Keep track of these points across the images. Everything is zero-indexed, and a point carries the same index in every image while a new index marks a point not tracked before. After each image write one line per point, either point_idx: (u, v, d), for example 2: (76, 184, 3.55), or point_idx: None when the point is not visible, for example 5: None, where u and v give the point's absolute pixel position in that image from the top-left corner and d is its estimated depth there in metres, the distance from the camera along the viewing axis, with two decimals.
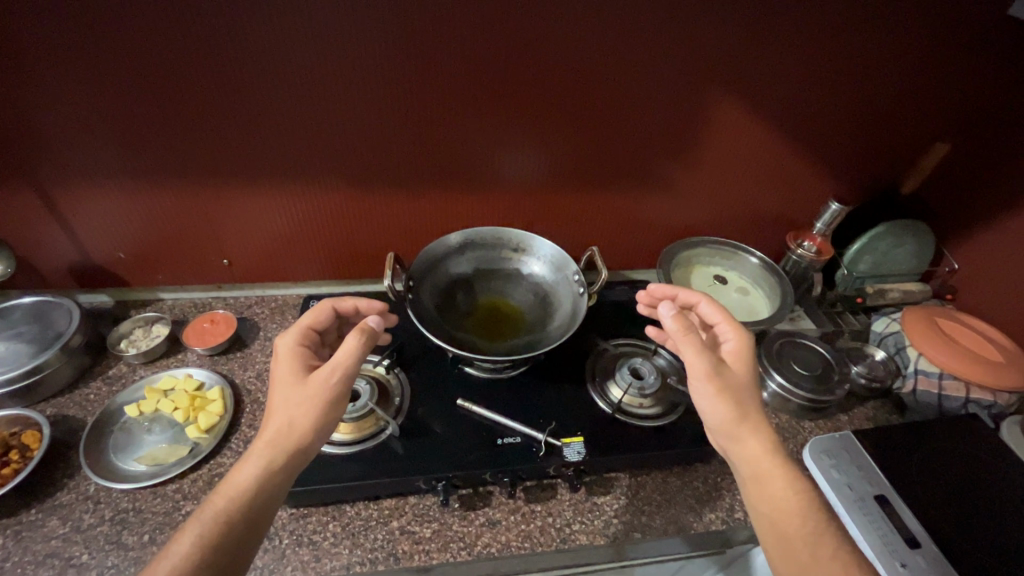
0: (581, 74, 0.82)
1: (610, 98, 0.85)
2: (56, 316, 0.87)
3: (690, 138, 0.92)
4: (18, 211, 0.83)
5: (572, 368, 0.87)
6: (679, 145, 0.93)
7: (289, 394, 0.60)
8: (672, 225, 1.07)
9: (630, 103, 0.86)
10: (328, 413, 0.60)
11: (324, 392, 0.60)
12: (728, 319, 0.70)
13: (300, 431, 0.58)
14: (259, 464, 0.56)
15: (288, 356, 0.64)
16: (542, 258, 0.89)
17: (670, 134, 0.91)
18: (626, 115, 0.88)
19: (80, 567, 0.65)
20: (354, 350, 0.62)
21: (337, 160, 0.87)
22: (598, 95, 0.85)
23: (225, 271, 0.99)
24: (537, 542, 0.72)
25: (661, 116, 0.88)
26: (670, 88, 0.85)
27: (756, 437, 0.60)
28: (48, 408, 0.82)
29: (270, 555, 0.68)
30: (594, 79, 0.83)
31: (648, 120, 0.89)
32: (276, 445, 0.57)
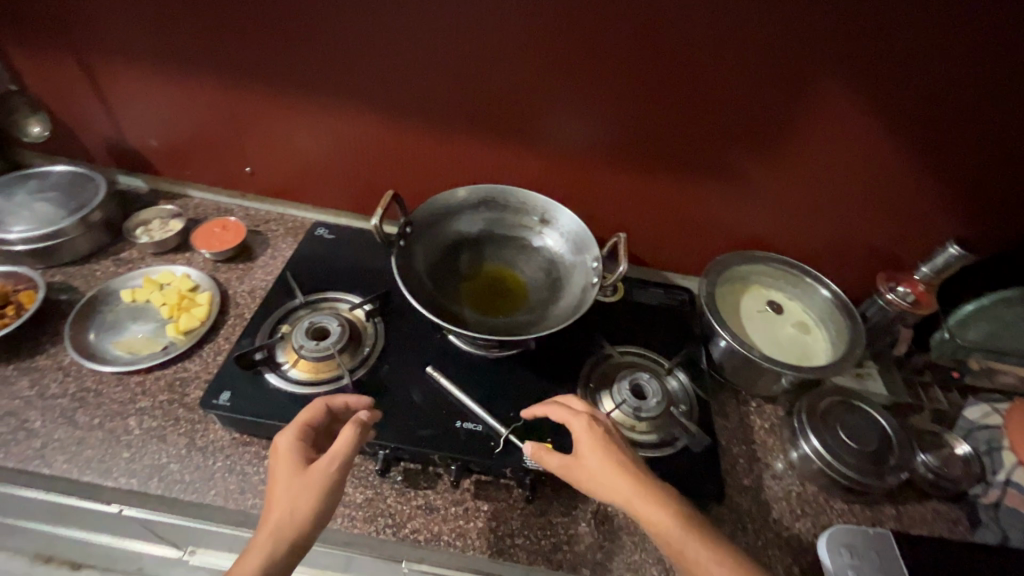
0: (654, 24, 0.68)
1: (686, 60, 0.71)
2: (85, 189, 0.88)
3: (778, 128, 0.75)
4: (64, 79, 0.84)
5: (568, 365, 0.76)
6: (761, 133, 0.76)
7: (287, 488, 0.52)
8: (737, 232, 0.89)
9: (709, 71, 0.71)
10: (330, 507, 0.53)
11: (325, 482, 0.53)
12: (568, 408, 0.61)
13: (301, 524, 0.51)
14: (258, 563, 0.48)
15: (283, 451, 0.55)
16: (565, 235, 0.77)
17: (753, 120, 0.75)
18: (700, 82, 0.73)
19: (31, 432, 0.66)
20: (356, 439, 0.55)
21: (368, 82, 0.80)
22: (671, 53, 0.70)
23: (248, 179, 0.97)
24: (471, 544, 0.64)
25: (745, 94, 0.72)
26: (762, 59, 0.69)
27: (617, 496, 0.53)
28: (57, 275, 0.84)
29: (199, 474, 0.65)
30: (667, 33, 0.69)
31: (729, 97, 0.73)
32: (278, 540, 0.50)
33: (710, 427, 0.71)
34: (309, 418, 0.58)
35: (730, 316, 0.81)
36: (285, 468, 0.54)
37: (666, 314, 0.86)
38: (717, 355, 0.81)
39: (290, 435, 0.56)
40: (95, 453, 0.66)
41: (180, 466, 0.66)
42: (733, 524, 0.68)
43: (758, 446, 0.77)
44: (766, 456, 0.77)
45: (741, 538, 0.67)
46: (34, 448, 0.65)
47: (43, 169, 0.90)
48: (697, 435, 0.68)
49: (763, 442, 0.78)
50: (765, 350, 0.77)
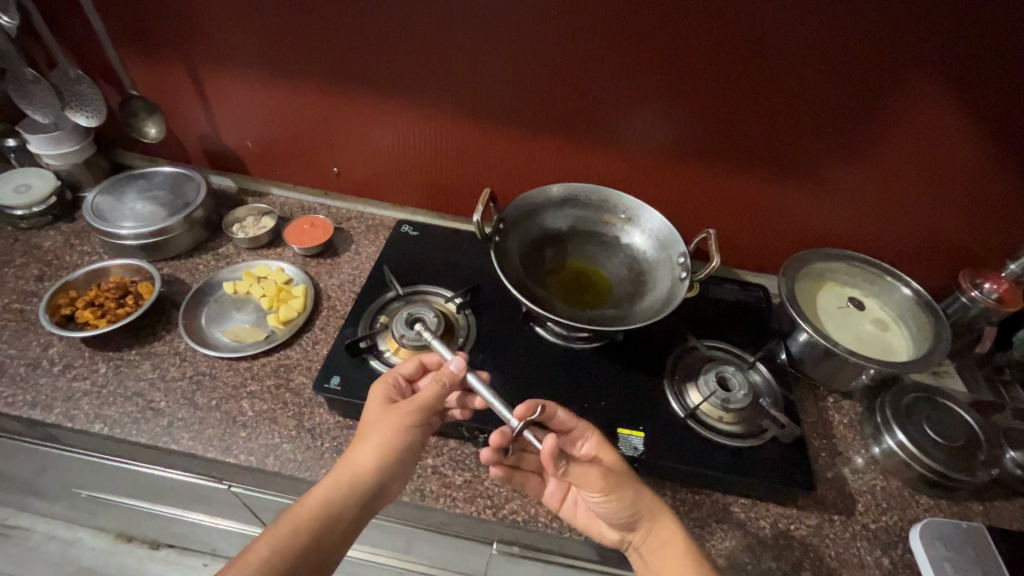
0: (746, 29, 0.70)
1: (775, 63, 0.73)
2: (187, 189, 0.94)
3: (863, 129, 0.77)
4: (172, 86, 0.90)
5: (651, 357, 0.78)
6: (842, 134, 0.78)
7: (374, 423, 0.61)
8: (811, 230, 0.90)
9: (796, 73, 0.73)
10: (402, 441, 0.60)
11: (401, 421, 0.60)
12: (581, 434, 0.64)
13: (375, 455, 0.59)
14: (331, 480, 0.57)
15: (377, 395, 0.64)
16: (648, 233, 0.80)
17: (838, 120, 0.77)
18: (785, 85, 0.75)
19: (158, 412, 0.72)
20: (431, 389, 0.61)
21: (457, 87, 0.85)
22: (759, 57, 0.73)
23: (333, 179, 1.02)
24: (567, 527, 0.67)
25: (832, 95, 0.74)
26: (852, 61, 0.70)
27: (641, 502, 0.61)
28: (165, 268, 0.91)
29: (310, 453, 0.70)
30: (758, 37, 0.71)
31: (814, 98, 0.75)
32: (359, 469, 0.58)
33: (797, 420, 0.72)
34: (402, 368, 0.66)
35: (810, 312, 0.82)
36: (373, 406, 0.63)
37: (742, 309, 0.87)
38: (796, 349, 0.81)
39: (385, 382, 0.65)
40: (216, 431, 0.71)
41: (293, 446, 0.70)
42: (819, 515, 0.70)
43: (839, 440, 0.78)
44: (848, 451, 0.77)
45: (829, 529, 0.69)
46: (161, 426, 0.71)
47: (148, 170, 0.96)
48: (786, 427, 0.70)
49: (843, 437, 0.79)
50: (847, 345, 0.78)
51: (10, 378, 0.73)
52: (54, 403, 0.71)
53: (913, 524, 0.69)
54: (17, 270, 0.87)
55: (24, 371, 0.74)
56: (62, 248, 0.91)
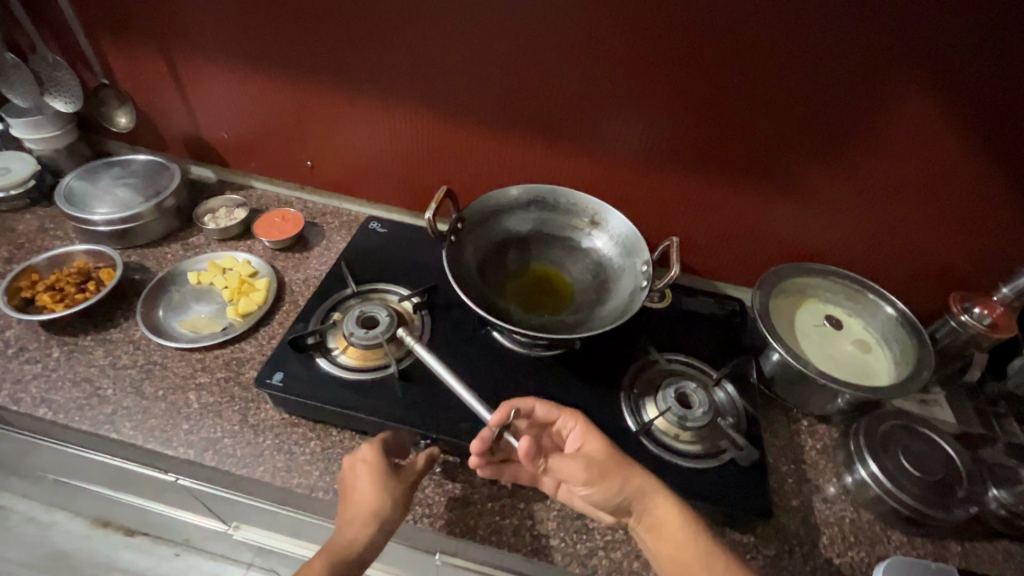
0: (720, 30, 0.67)
1: (752, 67, 0.69)
2: (160, 177, 0.94)
3: (846, 138, 0.72)
4: (149, 76, 0.91)
5: (611, 368, 0.74)
6: (824, 142, 0.74)
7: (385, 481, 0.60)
8: (793, 243, 0.86)
9: (775, 78, 0.69)
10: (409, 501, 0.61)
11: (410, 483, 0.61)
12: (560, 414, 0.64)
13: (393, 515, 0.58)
14: (365, 535, 0.56)
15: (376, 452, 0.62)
16: (615, 238, 0.77)
17: (819, 127, 0.72)
18: (762, 89, 0.71)
19: (103, 399, 0.71)
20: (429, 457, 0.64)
21: (427, 83, 0.83)
22: (735, 60, 0.69)
23: (308, 173, 1.01)
24: (506, 541, 0.63)
25: (813, 102, 0.70)
26: (833, 67, 0.66)
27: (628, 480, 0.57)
28: (133, 255, 0.90)
29: (250, 450, 0.68)
30: (733, 39, 0.67)
31: (793, 103, 0.71)
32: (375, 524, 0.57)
33: (759, 443, 0.68)
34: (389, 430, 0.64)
35: (785, 329, 0.77)
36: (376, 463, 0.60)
37: (715, 322, 0.84)
38: (768, 368, 0.78)
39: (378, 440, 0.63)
40: (158, 422, 0.70)
41: (233, 441, 0.69)
42: (778, 545, 0.65)
43: (809, 466, 0.74)
44: (817, 478, 0.73)
45: (788, 561, 0.64)
46: (104, 414, 0.70)
47: (125, 157, 0.97)
48: (745, 449, 0.66)
49: (814, 463, 0.74)
50: (821, 366, 0.74)
51: None
52: (3, 385, 0.71)
53: (880, 562, 0.64)
54: None
55: None
56: (36, 231, 0.92)
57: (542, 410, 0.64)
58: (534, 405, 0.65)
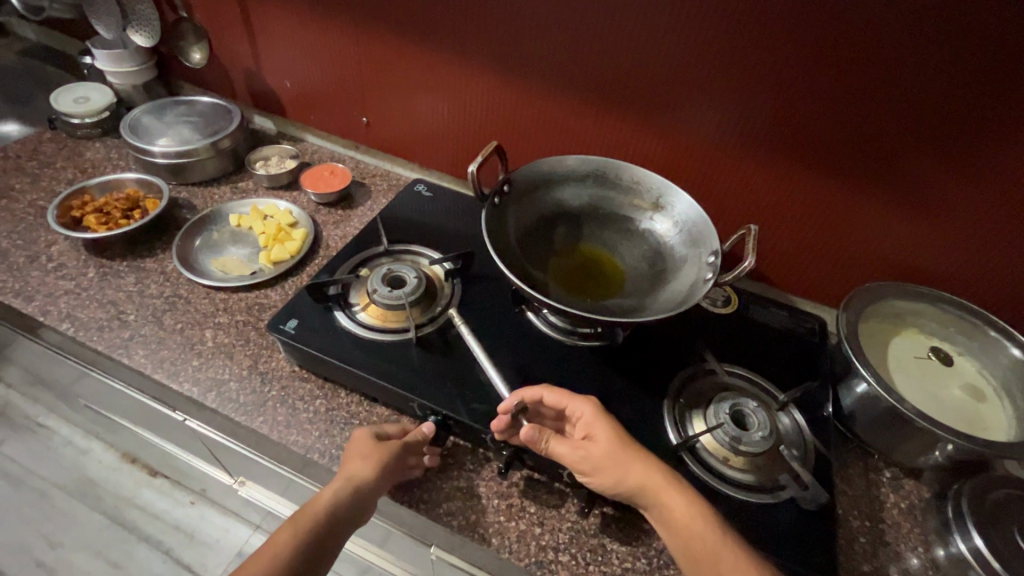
0: None
1: (872, 36, 0.57)
2: (220, 119, 0.94)
3: (981, 137, 0.58)
4: (224, 18, 0.92)
5: (657, 371, 0.64)
6: (951, 140, 0.60)
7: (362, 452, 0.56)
8: (897, 263, 0.71)
9: (900, 55, 0.57)
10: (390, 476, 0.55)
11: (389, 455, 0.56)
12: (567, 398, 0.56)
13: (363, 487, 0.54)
14: (332, 499, 0.54)
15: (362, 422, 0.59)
16: (679, 224, 0.67)
17: (946, 121, 0.59)
18: (877, 68, 0.59)
19: (124, 323, 0.70)
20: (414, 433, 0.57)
21: (489, 39, 0.76)
22: (853, 26, 0.57)
23: (363, 130, 0.97)
24: (508, 547, 0.55)
25: (948, 87, 0.57)
26: (980, 42, 0.53)
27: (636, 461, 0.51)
28: (183, 192, 0.90)
29: (253, 398, 0.64)
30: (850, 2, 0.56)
31: (916, 88, 0.58)
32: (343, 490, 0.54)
33: (828, 483, 0.56)
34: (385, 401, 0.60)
35: (875, 357, 0.64)
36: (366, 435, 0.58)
37: (787, 339, 0.71)
38: (848, 402, 0.64)
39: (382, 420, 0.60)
40: (170, 354, 0.67)
41: (239, 386, 0.65)
42: None
43: (888, 528, 0.60)
44: (898, 544, 0.59)
45: None
46: (121, 338, 0.68)
47: (192, 97, 0.97)
48: (809, 490, 0.54)
49: (895, 525, 0.60)
50: (919, 406, 0.60)
51: (9, 265, 0.75)
52: (36, 296, 0.72)
53: None
54: (55, 172, 0.91)
55: (22, 262, 0.76)
56: (101, 159, 0.94)
57: (551, 400, 0.56)
58: (541, 394, 0.56)
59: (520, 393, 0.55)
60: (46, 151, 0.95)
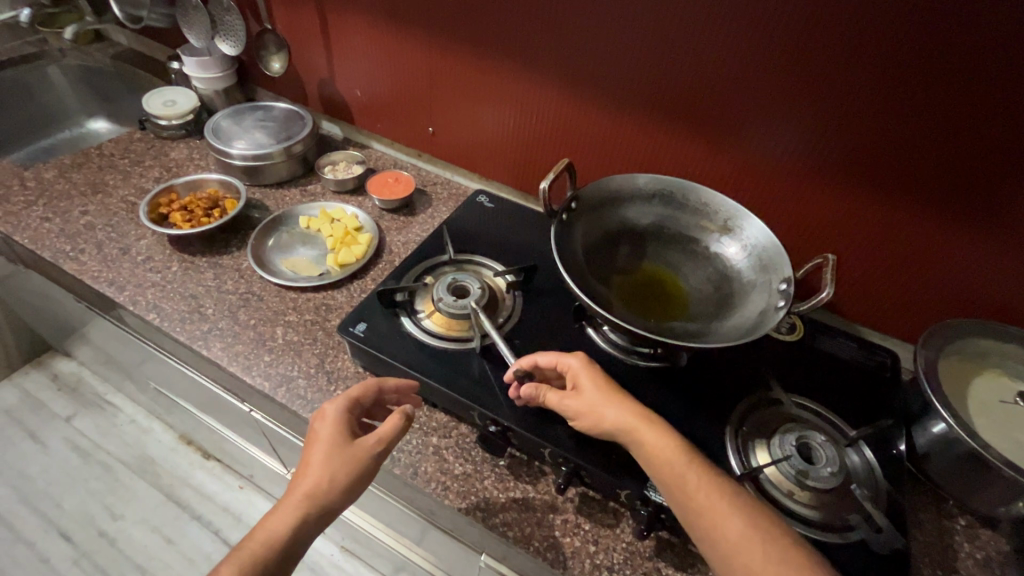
0: (921, 22, 0.54)
1: (966, 69, 0.55)
2: (294, 125, 0.99)
3: None
4: (305, 30, 0.96)
5: (719, 396, 0.63)
6: None
7: (331, 459, 0.52)
8: (979, 298, 0.68)
9: (995, 88, 0.55)
10: (366, 480, 0.53)
11: (365, 461, 0.53)
12: (561, 356, 0.57)
13: (334, 496, 0.51)
14: (290, 520, 0.50)
15: (331, 424, 0.55)
16: (748, 248, 0.66)
17: None
18: (967, 100, 0.56)
19: (203, 316, 0.74)
20: (389, 433, 0.55)
21: (561, 56, 0.77)
22: (943, 58, 0.55)
23: (427, 139, 1.00)
24: (563, 562, 0.55)
25: None
26: None
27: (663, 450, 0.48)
28: (257, 193, 0.95)
29: (320, 395, 0.67)
30: (943, 32, 0.54)
31: (1009, 122, 0.56)
32: (312, 502, 0.51)
33: (901, 526, 0.54)
34: (361, 395, 0.57)
35: (955, 398, 0.61)
36: (328, 437, 0.53)
37: (855, 370, 0.69)
38: (922, 443, 0.62)
39: (340, 404, 0.56)
40: (244, 349, 0.71)
41: (307, 383, 0.68)
42: None
43: None
44: None
45: None
46: (201, 331, 0.73)
47: (269, 104, 1.03)
48: (883, 532, 0.52)
49: None
50: (1003, 452, 0.56)
51: (103, 256, 0.81)
52: (127, 286, 0.77)
53: None
54: (144, 170, 0.97)
55: (115, 253, 0.82)
56: (184, 159, 1.00)
57: (543, 362, 0.57)
58: (534, 359, 0.58)
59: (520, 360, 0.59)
60: (136, 150, 1.02)
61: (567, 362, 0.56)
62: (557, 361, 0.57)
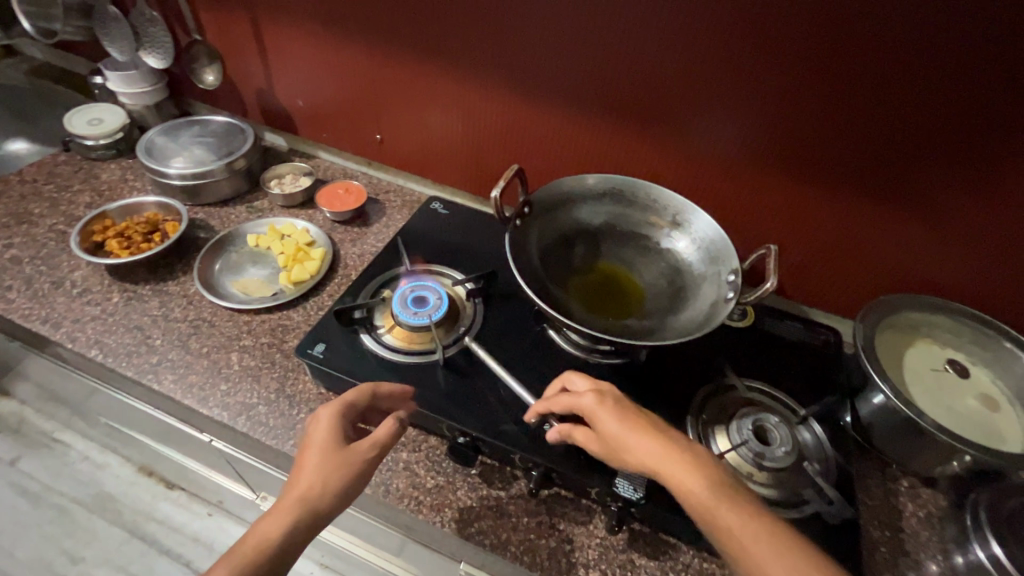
0: (835, 20, 0.57)
1: (879, 62, 0.58)
2: (234, 138, 0.95)
3: (986, 156, 0.60)
4: (238, 40, 0.92)
5: (678, 387, 0.66)
6: (957, 159, 0.61)
7: (326, 463, 0.51)
8: (908, 274, 0.73)
9: (905, 80, 0.58)
10: (360, 487, 0.52)
11: (360, 466, 0.52)
12: (575, 399, 0.54)
13: (328, 501, 0.50)
14: (284, 528, 0.48)
15: (326, 428, 0.53)
16: (698, 241, 0.69)
17: (951, 141, 0.60)
18: (883, 91, 0.60)
19: (151, 348, 0.71)
20: (384, 439, 0.54)
21: (503, 60, 0.77)
22: (857, 53, 0.58)
23: (376, 147, 0.98)
24: (540, 564, 0.56)
25: (952, 110, 0.58)
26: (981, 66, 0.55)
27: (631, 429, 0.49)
28: (200, 212, 0.91)
29: (282, 421, 0.65)
30: (854, 29, 0.57)
31: (920, 111, 0.60)
32: (305, 507, 0.49)
33: (851, 495, 0.58)
34: (356, 399, 0.56)
35: (892, 369, 0.65)
36: (323, 442, 0.52)
37: (802, 350, 0.73)
38: (865, 414, 0.65)
39: (334, 409, 0.54)
40: (198, 379, 0.68)
41: (267, 409, 0.66)
42: None
43: (908, 537, 0.61)
44: (917, 552, 0.60)
45: None
46: (149, 364, 0.70)
47: (206, 118, 0.98)
48: (834, 504, 0.56)
49: (914, 533, 0.61)
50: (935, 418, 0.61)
51: (34, 292, 0.76)
52: (63, 322, 0.73)
53: None
54: (73, 195, 0.92)
55: (47, 288, 0.77)
56: (117, 181, 0.95)
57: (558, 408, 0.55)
58: (548, 406, 0.56)
59: (535, 407, 0.57)
60: (62, 174, 0.96)
61: (581, 401, 0.53)
62: (571, 402, 0.54)
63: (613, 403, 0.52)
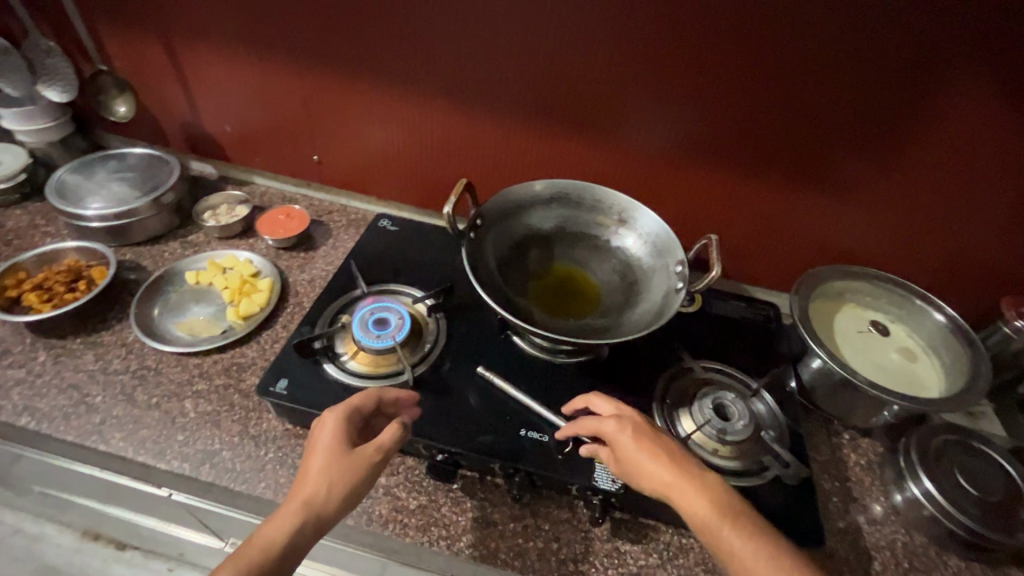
0: (742, 25, 0.62)
1: (784, 61, 0.64)
2: (158, 171, 0.89)
3: (882, 138, 0.67)
4: (151, 67, 0.87)
5: (641, 376, 0.69)
6: (858, 142, 0.68)
7: (331, 465, 0.50)
8: (829, 247, 0.80)
9: (808, 75, 0.64)
10: (364, 490, 0.51)
11: (365, 467, 0.51)
12: (597, 428, 0.54)
13: (333, 503, 0.49)
14: (288, 529, 0.47)
15: (331, 431, 0.52)
16: (644, 236, 0.72)
17: (852, 127, 0.67)
18: (790, 86, 0.66)
19: (91, 407, 0.66)
20: (390, 441, 0.53)
21: (438, 74, 0.77)
22: (764, 53, 0.64)
23: (314, 168, 0.96)
24: (531, 566, 0.58)
25: (851, 99, 0.65)
26: (869, 60, 0.61)
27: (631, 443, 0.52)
28: (127, 253, 0.85)
29: (251, 464, 0.62)
30: (759, 32, 0.62)
31: (824, 102, 0.66)
32: (310, 509, 0.48)
33: (804, 455, 0.63)
34: (361, 403, 0.55)
35: (826, 335, 0.72)
36: (328, 445, 0.51)
37: (747, 327, 0.79)
38: (807, 378, 0.72)
39: (340, 412, 0.54)
40: (150, 433, 0.64)
41: (232, 454, 0.63)
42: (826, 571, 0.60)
43: (854, 485, 0.68)
44: (863, 497, 0.67)
45: None
46: (92, 423, 0.65)
47: (123, 151, 0.91)
48: (790, 466, 0.61)
49: (858, 481, 0.68)
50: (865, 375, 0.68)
51: None
52: None
53: None
54: None
55: None
56: (26, 228, 0.87)
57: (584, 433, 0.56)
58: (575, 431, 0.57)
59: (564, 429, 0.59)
60: None
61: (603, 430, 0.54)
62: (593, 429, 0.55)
63: (635, 432, 0.52)
